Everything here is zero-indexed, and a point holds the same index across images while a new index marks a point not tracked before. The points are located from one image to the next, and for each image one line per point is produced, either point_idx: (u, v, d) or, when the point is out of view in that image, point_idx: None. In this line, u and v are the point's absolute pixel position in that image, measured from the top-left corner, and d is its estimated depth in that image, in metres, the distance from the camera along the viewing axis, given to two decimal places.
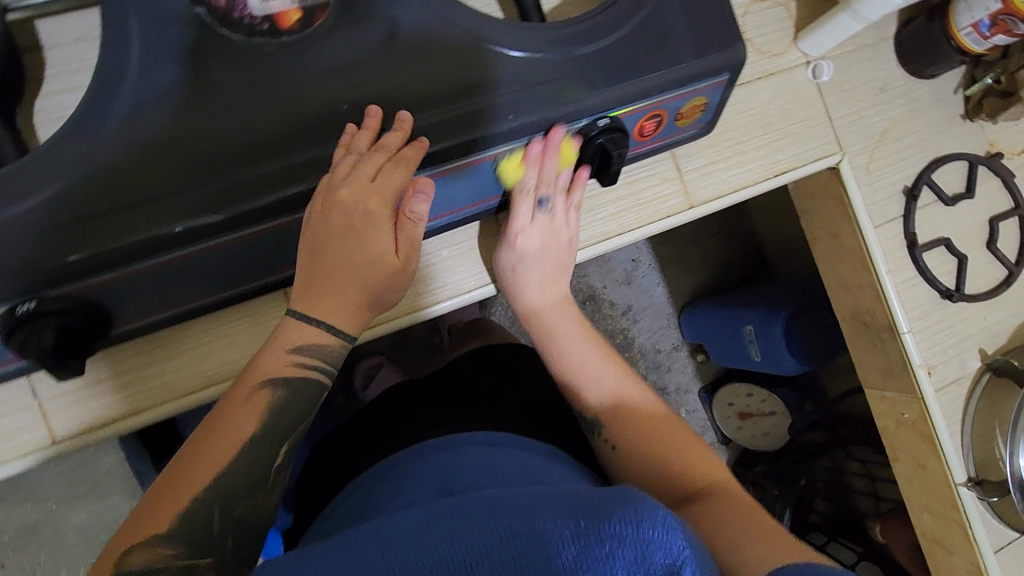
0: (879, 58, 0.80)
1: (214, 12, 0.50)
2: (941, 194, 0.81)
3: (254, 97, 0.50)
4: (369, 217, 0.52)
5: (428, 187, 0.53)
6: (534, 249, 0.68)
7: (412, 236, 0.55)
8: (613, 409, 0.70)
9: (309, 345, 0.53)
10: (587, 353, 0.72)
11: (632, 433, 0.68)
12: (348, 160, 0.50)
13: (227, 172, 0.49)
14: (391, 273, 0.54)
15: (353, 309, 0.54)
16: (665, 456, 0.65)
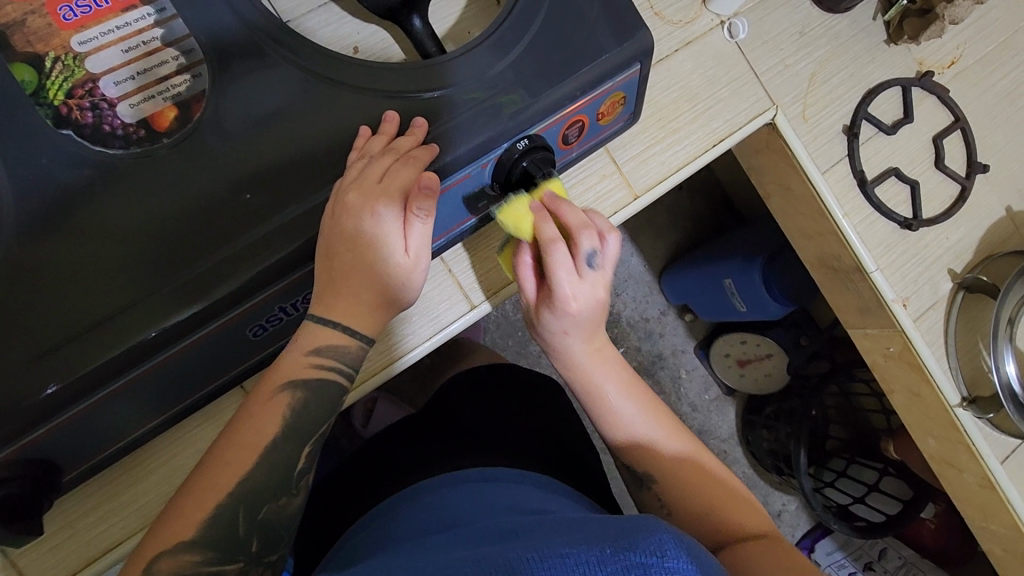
0: (792, 2, 0.78)
1: (81, 131, 0.45)
2: (881, 124, 0.80)
3: (146, 209, 0.46)
4: (379, 223, 0.49)
5: (434, 180, 0.49)
6: (585, 310, 0.59)
7: (426, 233, 0.51)
8: (665, 468, 0.68)
9: (326, 347, 0.52)
10: (638, 413, 0.68)
11: (680, 485, 0.67)
12: (360, 163, 0.49)
13: (134, 295, 0.44)
14: (403, 273, 0.52)
15: (373, 315, 0.53)
16: (711, 507, 0.66)
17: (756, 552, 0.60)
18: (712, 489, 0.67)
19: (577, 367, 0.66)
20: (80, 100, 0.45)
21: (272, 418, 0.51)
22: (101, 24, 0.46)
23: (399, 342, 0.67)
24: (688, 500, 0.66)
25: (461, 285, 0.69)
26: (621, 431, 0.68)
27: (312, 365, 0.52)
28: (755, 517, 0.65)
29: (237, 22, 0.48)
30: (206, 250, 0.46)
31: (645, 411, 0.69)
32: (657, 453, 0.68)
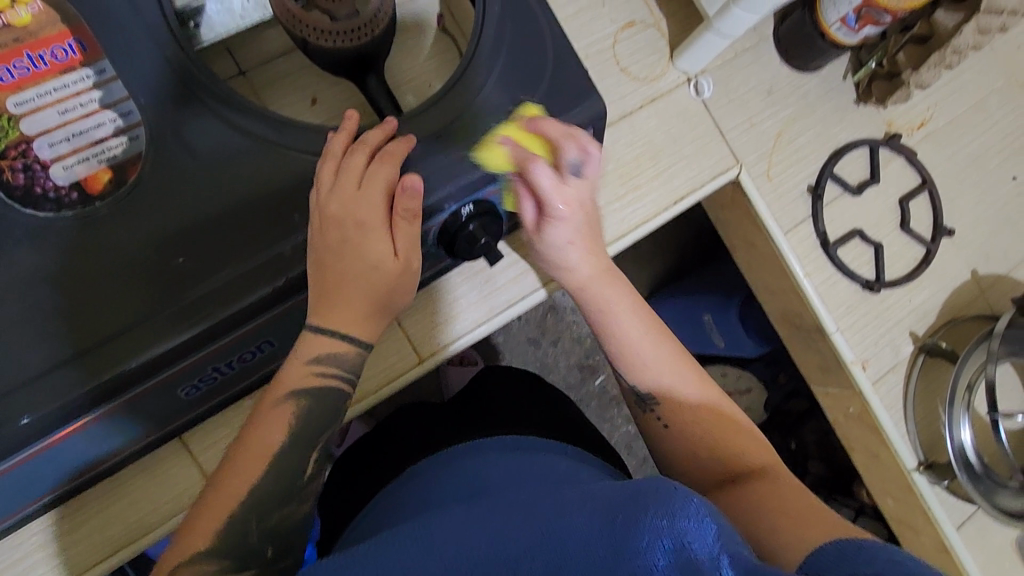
0: (761, 61, 0.78)
1: (13, 193, 0.45)
2: (846, 185, 0.80)
3: (75, 271, 0.45)
4: (361, 223, 0.49)
5: (418, 182, 0.48)
6: (577, 217, 0.59)
7: (412, 235, 0.50)
8: (675, 399, 0.64)
9: (328, 356, 0.51)
10: (657, 349, 0.64)
11: (694, 420, 0.64)
12: (332, 167, 0.49)
13: (60, 357, 0.44)
14: (393, 280, 0.50)
15: (366, 323, 0.52)
16: (715, 444, 0.63)
17: (754, 491, 0.58)
18: (729, 440, 0.63)
19: (581, 290, 0.64)
20: (13, 161, 0.45)
21: (278, 429, 0.50)
22: (37, 85, 0.45)
23: (380, 375, 0.65)
24: (699, 433, 0.63)
25: (412, 338, 0.66)
26: (632, 357, 0.64)
27: (315, 373, 0.51)
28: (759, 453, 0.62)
29: (179, 87, 0.48)
30: (136, 313, 0.46)
31: (661, 351, 0.65)
32: (671, 385, 0.64)
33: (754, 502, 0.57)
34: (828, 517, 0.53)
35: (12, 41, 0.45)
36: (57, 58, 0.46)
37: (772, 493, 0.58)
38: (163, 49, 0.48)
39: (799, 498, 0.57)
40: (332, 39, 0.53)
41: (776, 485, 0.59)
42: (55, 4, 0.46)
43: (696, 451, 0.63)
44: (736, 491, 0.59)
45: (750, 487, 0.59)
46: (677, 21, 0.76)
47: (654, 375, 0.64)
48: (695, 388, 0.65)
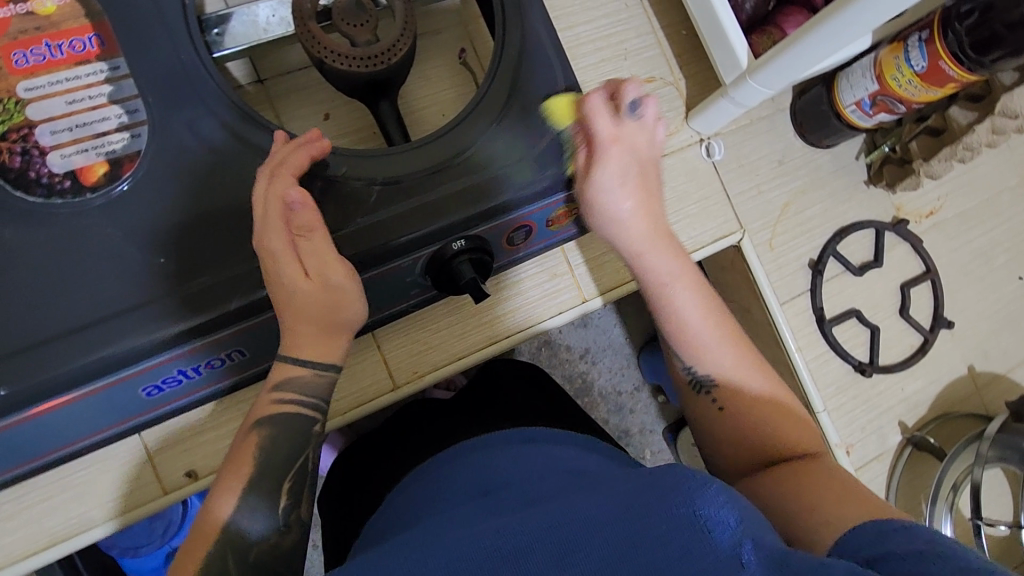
0: (776, 131, 0.79)
1: (7, 174, 0.45)
2: (847, 264, 0.79)
3: (55, 258, 0.45)
4: (266, 245, 0.46)
5: (302, 196, 0.46)
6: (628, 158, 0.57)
7: (320, 249, 0.47)
8: (733, 385, 0.58)
9: (289, 382, 0.51)
10: (705, 322, 0.59)
11: (753, 407, 0.58)
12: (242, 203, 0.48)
13: (26, 341, 0.44)
14: (320, 297, 0.47)
15: (321, 338, 0.50)
16: (768, 428, 0.56)
17: (804, 473, 0.52)
18: (784, 426, 0.57)
19: (638, 256, 0.59)
20: (13, 143, 0.45)
21: (247, 462, 0.50)
22: (51, 73, 0.46)
23: (353, 396, 0.64)
24: (757, 415, 0.57)
25: (389, 364, 0.65)
26: (696, 337, 0.59)
27: (277, 401, 0.51)
28: (808, 439, 0.56)
29: (185, 89, 0.48)
30: (107, 308, 0.45)
31: (717, 327, 0.59)
32: (729, 366, 0.59)
33: (795, 486, 0.50)
34: (877, 500, 0.47)
35: (33, 29, 0.46)
36: (75, 49, 0.47)
37: (821, 479, 0.51)
38: (181, 51, 0.48)
39: (847, 485, 0.50)
40: (347, 63, 0.54)
41: (826, 474, 0.52)
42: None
43: (749, 437, 0.57)
44: (787, 475, 0.52)
45: (801, 472, 0.52)
46: (696, 83, 0.77)
47: (721, 359, 0.59)
48: (756, 370, 0.59)
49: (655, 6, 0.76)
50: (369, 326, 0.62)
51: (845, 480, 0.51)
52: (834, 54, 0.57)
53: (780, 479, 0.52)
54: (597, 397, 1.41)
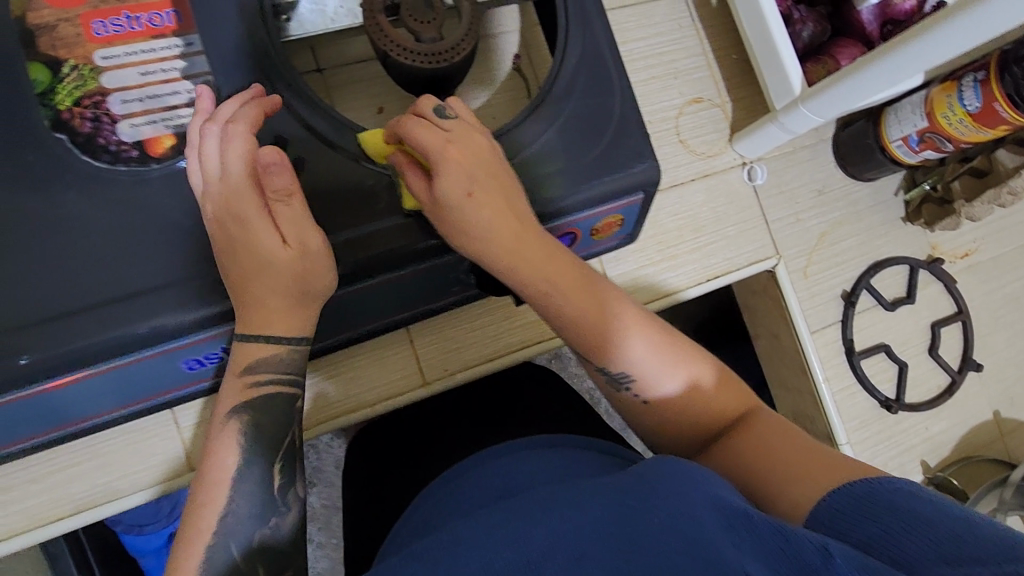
0: (817, 160, 0.79)
1: (76, 137, 0.45)
2: (880, 298, 0.79)
3: (114, 224, 0.45)
4: (236, 211, 0.44)
5: (276, 155, 0.44)
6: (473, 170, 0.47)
7: (298, 217, 0.45)
8: (647, 376, 0.51)
9: (260, 364, 0.48)
10: (611, 318, 0.50)
11: (673, 389, 0.51)
12: (195, 165, 0.46)
13: (78, 305, 0.44)
14: (295, 267, 0.45)
15: (289, 315, 0.47)
16: (695, 405, 0.51)
17: (742, 443, 0.48)
18: (712, 400, 0.51)
19: (526, 283, 0.50)
20: (85, 109, 0.45)
21: (229, 445, 0.48)
22: (129, 44, 0.47)
23: (382, 389, 0.63)
24: (678, 400, 0.51)
25: (420, 360, 0.64)
26: (602, 343, 0.50)
27: (251, 385, 0.49)
28: (737, 395, 0.52)
29: (257, 70, 0.49)
30: (161, 279, 0.45)
31: (624, 314, 0.51)
32: (641, 360, 0.50)
33: (735, 463, 0.47)
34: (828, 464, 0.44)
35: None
36: (153, 23, 0.47)
37: (762, 438, 0.47)
38: (253, 30, 0.49)
39: (786, 432, 0.47)
40: (412, 58, 0.54)
41: (770, 431, 0.48)
42: None
43: (681, 421, 0.51)
44: (722, 448, 0.48)
45: (737, 440, 0.48)
46: (743, 107, 0.77)
47: (633, 350, 0.50)
48: (667, 344, 0.51)
49: (708, 28, 0.77)
50: (405, 321, 0.62)
51: (785, 429, 0.48)
52: (892, 87, 0.57)
53: (722, 456, 0.48)
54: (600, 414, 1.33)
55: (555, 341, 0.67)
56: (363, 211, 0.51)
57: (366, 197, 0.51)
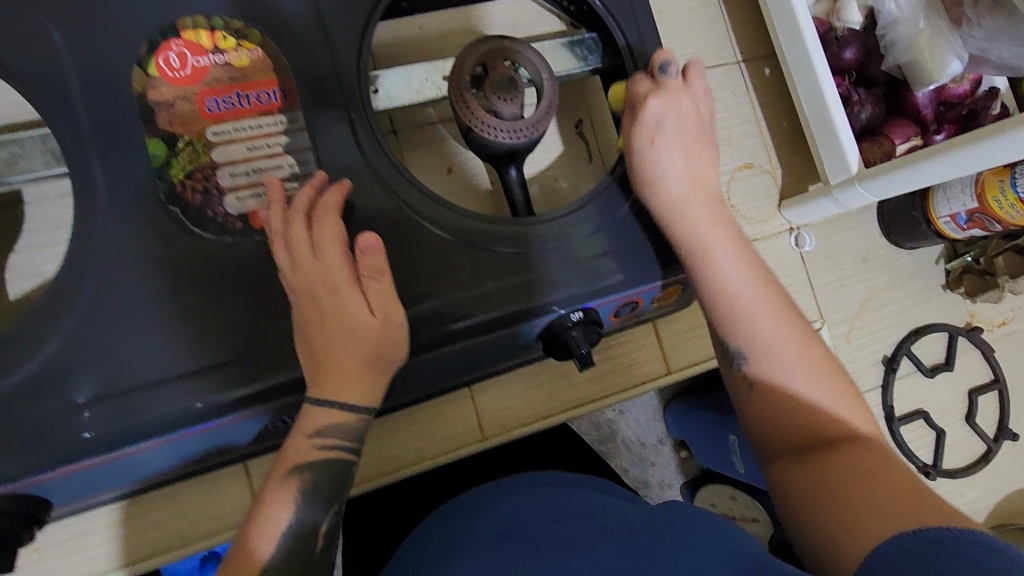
0: (862, 228, 0.82)
1: (188, 210, 0.48)
2: (920, 365, 0.80)
3: (220, 293, 0.48)
4: (330, 287, 0.46)
5: (373, 239, 0.46)
6: (665, 120, 0.55)
7: (386, 291, 0.47)
8: (767, 347, 0.51)
9: (333, 426, 0.47)
10: (750, 284, 0.53)
11: (790, 376, 0.50)
12: (280, 246, 0.46)
13: (186, 368, 0.47)
14: (379, 338, 0.46)
15: (362, 380, 0.47)
16: (811, 407, 0.49)
17: (845, 458, 0.45)
18: (824, 392, 0.49)
19: (675, 215, 0.54)
20: (196, 183, 0.48)
21: (285, 508, 0.46)
22: (238, 120, 0.49)
23: (443, 443, 0.65)
24: (791, 390, 0.50)
25: (480, 415, 0.66)
26: (728, 297, 0.52)
27: (317, 447, 0.47)
28: (863, 413, 0.49)
29: (354, 145, 0.52)
30: (260, 347, 0.48)
31: (761, 290, 0.53)
32: (762, 330, 0.52)
33: (826, 460, 0.46)
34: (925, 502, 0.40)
35: (228, 78, 0.50)
36: (261, 100, 0.50)
37: (862, 456, 0.45)
38: (350, 107, 0.52)
39: (897, 465, 0.44)
40: (495, 134, 0.57)
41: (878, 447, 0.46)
42: (272, 54, 0.50)
43: (790, 415, 0.50)
44: (820, 451, 0.47)
45: (835, 450, 0.46)
46: (792, 174, 0.80)
47: (730, 272, 0.53)
48: (798, 333, 0.52)
49: (761, 97, 0.80)
50: (470, 380, 0.64)
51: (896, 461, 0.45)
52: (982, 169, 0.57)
53: (810, 462, 0.47)
54: (620, 447, 1.15)
55: (608, 400, 0.70)
56: (445, 280, 0.52)
57: (450, 268, 0.53)
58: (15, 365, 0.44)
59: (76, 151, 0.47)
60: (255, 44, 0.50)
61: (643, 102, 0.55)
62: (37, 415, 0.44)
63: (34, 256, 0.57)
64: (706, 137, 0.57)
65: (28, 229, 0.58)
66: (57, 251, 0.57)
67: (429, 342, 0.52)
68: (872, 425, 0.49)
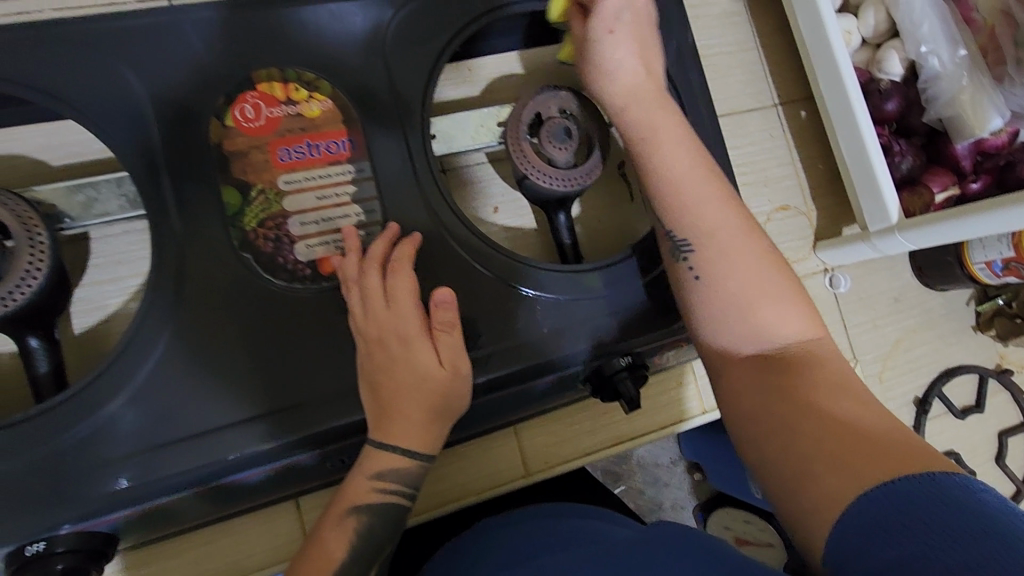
0: (895, 269, 0.83)
1: (260, 256, 0.50)
2: (951, 407, 0.81)
3: (290, 339, 0.50)
4: (403, 336, 0.48)
5: (448, 294, 0.49)
6: (623, 14, 0.51)
7: (455, 344, 0.49)
8: (716, 241, 0.49)
9: (390, 471, 0.48)
10: (699, 179, 0.50)
11: (735, 269, 0.48)
12: (355, 294, 0.49)
13: (259, 411, 0.48)
14: (446, 389, 0.48)
15: (424, 427, 0.48)
16: (755, 300, 0.47)
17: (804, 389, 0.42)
18: (772, 295, 0.47)
19: (622, 110, 0.53)
20: (268, 230, 0.51)
21: (337, 547, 0.46)
22: (308, 170, 0.52)
23: (486, 479, 0.66)
24: (738, 285, 0.47)
25: (523, 453, 0.67)
26: (675, 189, 0.50)
27: (375, 489, 0.48)
28: (813, 320, 0.47)
29: (418, 195, 0.54)
30: (329, 392, 0.49)
31: (712, 187, 0.50)
32: (712, 225, 0.49)
33: (780, 389, 0.43)
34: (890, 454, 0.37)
35: (299, 128, 0.52)
36: (329, 150, 0.53)
37: (816, 379, 0.42)
38: (412, 157, 0.55)
39: (845, 383, 0.42)
40: (549, 181, 0.58)
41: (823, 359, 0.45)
42: (343, 107, 0.53)
43: (734, 307, 0.47)
44: (771, 368, 0.45)
45: (790, 362, 0.44)
46: (827, 215, 0.81)
47: (677, 167, 0.50)
48: (749, 231, 0.50)
49: (797, 140, 0.81)
50: (515, 419, 0.65)
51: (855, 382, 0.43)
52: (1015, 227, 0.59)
53: (765, 387, 0.44)
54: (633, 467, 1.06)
55: (647, 438, 0.71)
56: (500, 326, 0.54)
57: (506, 314, 0.54)
58: (101, 405, 0.47)
59: (156, 198, 0.49)
60: (326, 96, 0.53)
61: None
62: (120, 452, 0.47)
63: (96, 290, 0.58)
64: (656, 36, 0.54)
65: (90, 264, 0.58)
66: (124, 285, 0.59)
67: (483, 386, 0.53)
68: (817, 329, 0.47)
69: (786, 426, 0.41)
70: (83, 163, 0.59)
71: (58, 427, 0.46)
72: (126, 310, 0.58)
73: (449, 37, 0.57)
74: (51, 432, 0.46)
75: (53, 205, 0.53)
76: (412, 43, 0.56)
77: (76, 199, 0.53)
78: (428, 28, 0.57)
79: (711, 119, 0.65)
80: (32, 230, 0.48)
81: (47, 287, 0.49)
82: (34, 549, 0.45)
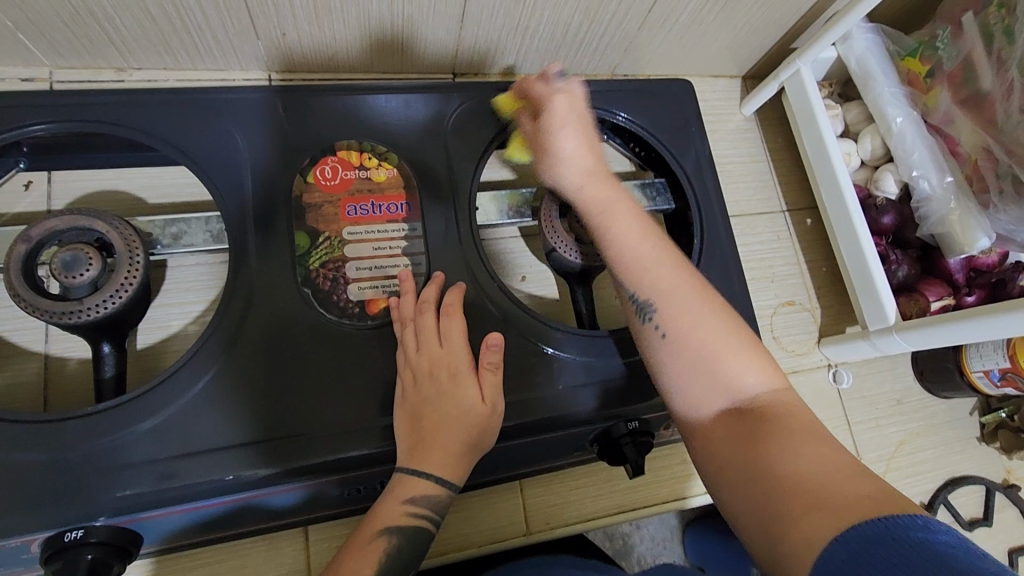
0: (896, 371, 0.87)
1: (318, 292, 0.58)
2: (958, 516, 0.81)
3: (335, 366, 0.56)
4: (453, 375, 0.55)
5: (500, 339, 0.57)
6: (559, 105, 0.60)
7: (497, 384, 0.56)
8: (672, 297, 0.54)
9: (422, 498, 0.51)
10: (652, 251, 0.56)
11: (696, 332, 0.52)
12: (411, 330, 0.57)
13: (298, 429, 0.54)
14: (484, 423, 0.54)
15: (456, 457, 0.53)
16: (718, 352, 0.51)
17: (773, 446, 0.45)
18: (720, 349, 0.51)
19: (582, 186, 0.60)
20: (328, 271, 0.59)
21: (368, 566, 0.48)
22: (369, 225, 0.61)
23: (490, 531, 0.68)
24: (700, 342, 0.51)
25: (528, 508, 0.69)
26: (636, 262, 0.56)
27: (409, 512, 0.51)
28: (766, 373, 0.51)
29: (460, 253, 0.63)
30: (363, 417, 0.55)
31: (663, 258, 0.56)
32: (668, 285, 0.54)
33: (749, 457, 0.45)
34: (836, 501, 0.39)
35: (367, 189, 0.62)
36: (389, 210, 0.62)
37: (781, 445, 0.45)
38: (460, 221, 0.63)
39: (807, 434, 0.45)
40: (575, 256, 0.66)
41: (782, 406, 0.48)
42: (405, 175, 0.64)
43: (697, 363, 0.51)
44: (743, 442, 0.46)
45: (759, 419, 0.47)
46: (830, 313, 0.87)
47: (626, 228, 0.57)
48: (699, 292, 0.54)
49: (802, 243, 0.89)
50: (523, 473, 0.68)
51: (799, 420, 0.47)
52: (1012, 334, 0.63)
53: (734, 452, 0.47)
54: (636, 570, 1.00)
55: (651, 509, 0.73)
56: (525, 379, 0.59)
57: (529, 368, 0.60)
58: (159, 408, 0.53)
59: (240, 235, 0.58)
60: (392, 166, 0.64)
61: (550, 97, 0.61)
62: (171, 452, 0.52)
63: (161, 311, 0.65)
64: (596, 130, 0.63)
65: (164, 287, 0.66)
66: (187, 310, 0.66)
67: (503, 432, 0.58)
68: (773, 376, 0.51)
69: (750, 488, 0.44)
70: (175, 203, 0.68)
71: (119, 425, 0.52)
72: (184, 332, 0.65)
73: (501, 128, 0.68)
74: (110, 427, 0.51)
75: (150, 233, 0.62)
76: (468, 130, 0.67)
77: (169, 230, 0.63)
78: (483, 119, 0.68)
79: (722, 214, 0.73)
80: (134, 252, 0.56)
81: (131, 301, 0.56)
82: (72, 535, 0.49)
